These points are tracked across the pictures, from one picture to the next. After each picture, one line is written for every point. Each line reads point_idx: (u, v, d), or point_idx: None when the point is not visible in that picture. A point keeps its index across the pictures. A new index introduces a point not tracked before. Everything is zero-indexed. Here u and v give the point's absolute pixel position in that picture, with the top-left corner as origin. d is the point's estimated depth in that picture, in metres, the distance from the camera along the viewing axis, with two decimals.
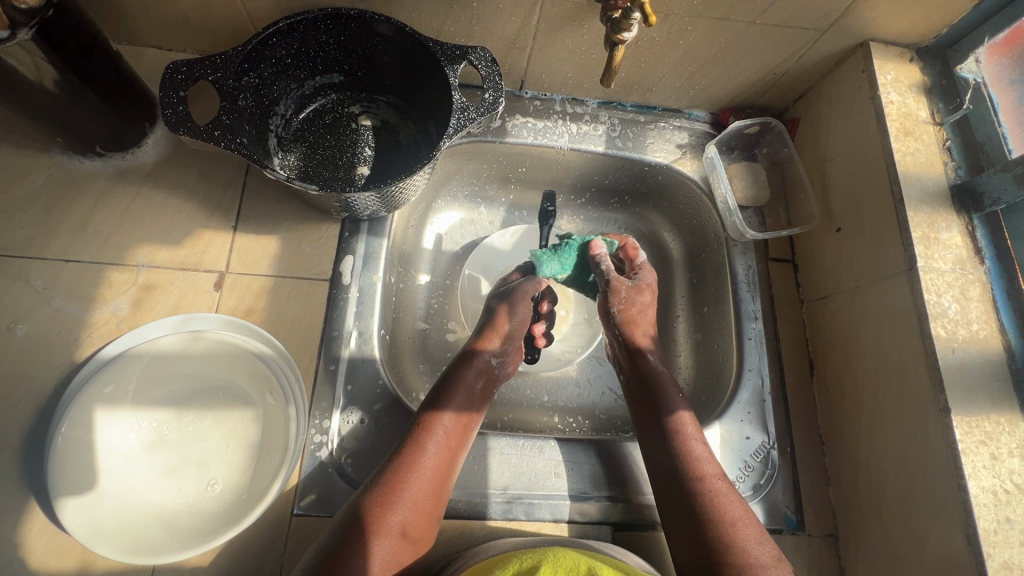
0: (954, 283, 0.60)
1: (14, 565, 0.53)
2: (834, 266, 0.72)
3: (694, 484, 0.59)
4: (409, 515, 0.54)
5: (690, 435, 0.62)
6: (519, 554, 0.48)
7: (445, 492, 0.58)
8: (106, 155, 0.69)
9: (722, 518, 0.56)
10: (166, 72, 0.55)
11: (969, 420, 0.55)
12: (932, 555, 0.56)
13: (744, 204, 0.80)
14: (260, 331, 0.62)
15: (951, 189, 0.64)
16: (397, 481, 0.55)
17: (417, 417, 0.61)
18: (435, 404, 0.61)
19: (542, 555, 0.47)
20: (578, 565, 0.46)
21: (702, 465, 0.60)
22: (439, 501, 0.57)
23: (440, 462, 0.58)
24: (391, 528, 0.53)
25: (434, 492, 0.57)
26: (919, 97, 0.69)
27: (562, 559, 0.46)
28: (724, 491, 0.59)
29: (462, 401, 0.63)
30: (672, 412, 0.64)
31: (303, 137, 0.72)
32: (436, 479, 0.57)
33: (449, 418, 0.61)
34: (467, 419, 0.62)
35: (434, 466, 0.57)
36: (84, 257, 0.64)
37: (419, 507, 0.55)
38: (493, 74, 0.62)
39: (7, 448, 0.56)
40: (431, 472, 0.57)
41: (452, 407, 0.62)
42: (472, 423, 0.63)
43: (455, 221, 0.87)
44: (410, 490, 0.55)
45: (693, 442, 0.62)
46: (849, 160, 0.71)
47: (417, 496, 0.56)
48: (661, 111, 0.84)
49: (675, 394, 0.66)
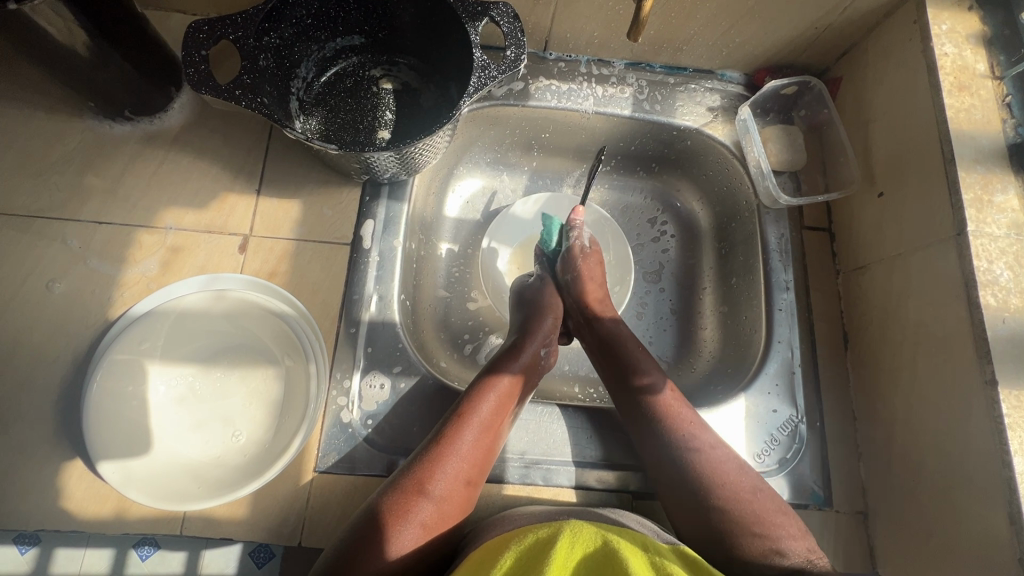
0: (1008, 249, 0.56)
1: (54, 508, 0.56)
2: (874, 233, 0.69)
3: (699, 469, 0.57)
4: (446, 481, 0.53)
5: (676, 415, 0.61)
6: (534, 529, 0.46)
7: (482, 465, 0.57)
8: (135, 119, 0.70)
9: (757, 523, 0.54)
10: (189, 30, 0.55)
11: (1018, 394, 0.51)
12: (970, 533, 0.53)
13: (778, 169, 0.77)
14: (282, 292, 0.65)
15: (1009, 148, 0.59)
16: (442, 450, 0.55)
17: (467, 389, 0.61)
18: (492, 372, 0.62)
19: (558, 531, 0.44)
20: (596, 539, 0.43)
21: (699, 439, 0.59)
22: (477, 475, 0.56)
23: (482, 436, 0.57)
24: (437, 493, 0.53)
25: (475, 464, 0.56)
26: (977, 49, 0.63)
27: (580, 533, 0.44)
28: (733, 471, 0.57)
29: (517, 369, 0.63)
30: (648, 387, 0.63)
31: (324, 101, 0.72)
32: (481, 448, 0.56)
33: (504, 384, 0.60)
34: (518, 390, 0.62)
35: (479, 436, 0.56)
36: (115, 219, 0.66)
37: (463, 474, 0.54)
38: (514, 31, 0.60)
39: (46, 398, 0.59)
40: (477, 444, 0.56)
41: (506, 378, 0.61)
42: (521, 392, 0.63)
43: (477, 188, 0.85)
44: (451, 454, 0.55)
45: (686, 421, 0.61)
46: (895, 120, 0.67)
47: (461, 462, 0.55)
48: (692, 72, 0.80)
49: (652, 367, 0.65)
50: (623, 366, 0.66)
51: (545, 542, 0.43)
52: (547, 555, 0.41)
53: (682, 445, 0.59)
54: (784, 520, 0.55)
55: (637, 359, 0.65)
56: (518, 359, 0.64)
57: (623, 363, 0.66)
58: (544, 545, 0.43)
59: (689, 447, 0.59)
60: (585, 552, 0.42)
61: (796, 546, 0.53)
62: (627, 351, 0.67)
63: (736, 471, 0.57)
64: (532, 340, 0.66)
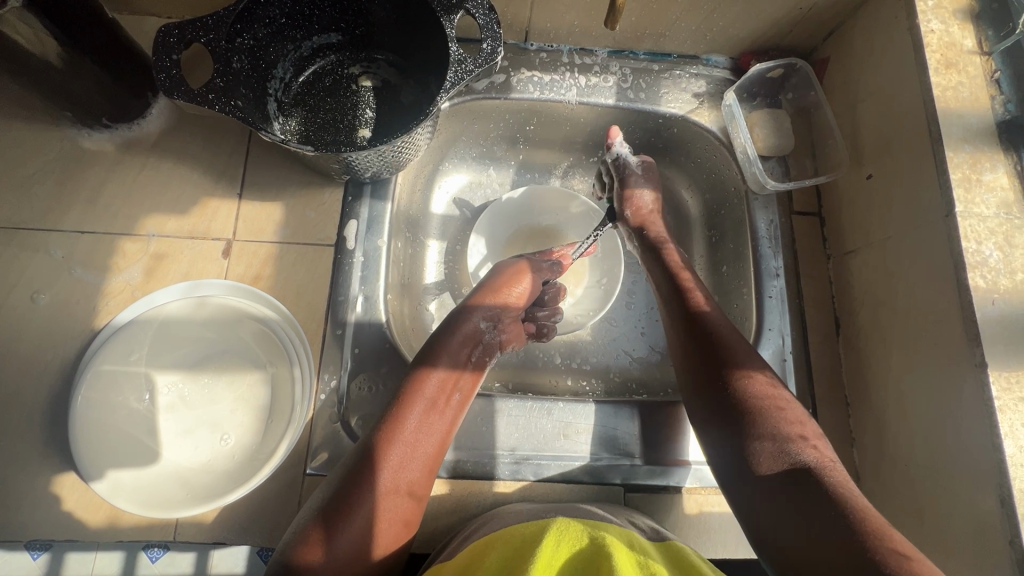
0: (998, 229, 0.54)
1: (50, 518, 0.56)
2: (864, 216, 0.68)
3: (761, 438, 0.52)
4: (415, 475, 0.54)
5: (761, 389, 0.55)
6: (523, 525, 0.46)
7: (440, 452, 0.57)
8: (113, 126, 0.69)
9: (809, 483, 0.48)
10: (158, 35, 0.53)
11: (1008, 376, 0.51)
12: (963, 518, 0.52)
13: (766, 154, 0.75)
14: (265, 296, 0.64)
15: (997, 126, 0.58)
16: (387, 445, 0.53)
17: (405, 377, 0.59)
18: (424, 362, 0.60)
19: (546, 525, 0.44)
20: (582, 538, 0.43)
21: (784, 418, 0.53)
22: (437, 461, 0.56)
23: (434, 426, 0.57)
24: (399, 488, 0.52)
25: (432, 451, 0.56)
26: (965, 24, 0.61)
27: (566, 530, 0.44)
28: (787, 432, 0.52)
29: (450, 361, 0.60)
30: (731, 358, 0.58)
31: (303, 101, 0.71)
32: (428, 435, 0.56)
33: (439, 371, 0.59)
34: (455, 377, 0.60)
35: (424, 427, 0.56)
36: (98, 228, 0.66)
37: (421, 463, 0.55)
38: (490, 22, 0.58)
39: (35, 409, 0.59)
40: (418, 436, 0.55)
41: (439, 366, 0.60)
42: (460, 380, 0.61)
43: (464, 183, 0.84)
44: (409, 450, 0.54)
45: (771, 399, 0.55)
46: (882, 100, 0.65)
47: (418, 452, 0.55)
48: (677, 58, 0.78)
49: (735, 343, 0.60)
50: (706, 337, 0.61)
51: (530, 542, 0.43)
52: (533, 551, 0.41)
53: (758, 410, 0.54)
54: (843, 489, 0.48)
55: (721, 334, 0.60)
56: (458, 331, 0.63)
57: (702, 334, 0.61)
58: (532, 541, 0.43)
59: (761, 423, 0.53)
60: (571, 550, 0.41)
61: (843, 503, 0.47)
62: (714, 325, 0.61)
63: (800, 435, 0.52)
64: (475, 312, 0.65)
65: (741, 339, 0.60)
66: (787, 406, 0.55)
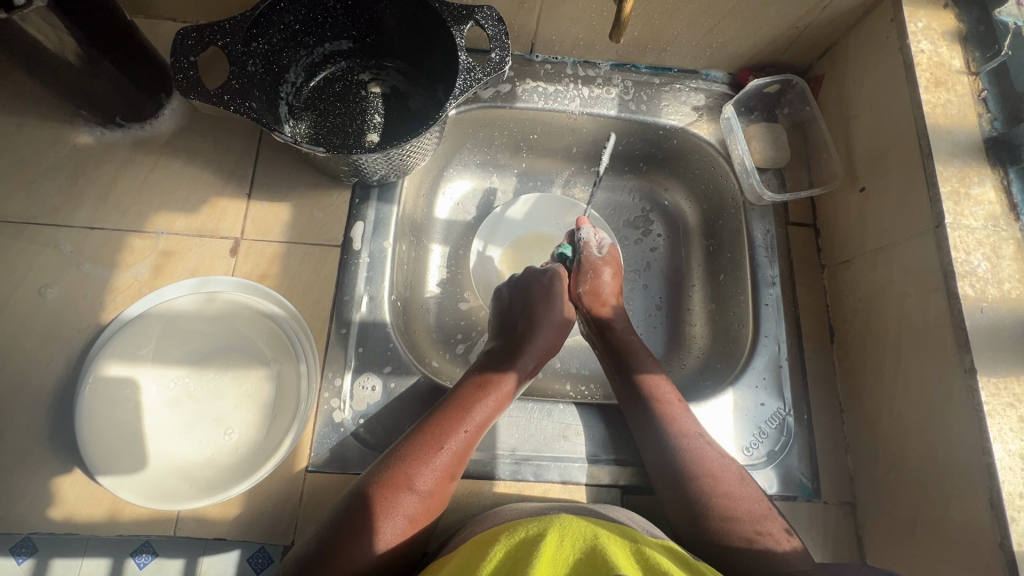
0: (986, 241, 0.57)
1: (51, 511, 0.56)
2: (857, 227, 0.70)
3: (673, 457, 0.60)
4: (433, 475, 0.54)
5: (665, 402, 0.64)
6: (525, 522, 0.46)
7: (468, 458, 0.58)
8: (126, 125, 0.70)
9: (720, 499, 0.56)
10: (177, 37, 0.55)
11: (997, 382, 0.52)
12: (955, 523, 0.53)
13: (763, 166, 0.78)
14: (273, 293, 0.65)
15: (985, 142, 0.60)
16: (427, 446, 0.55)
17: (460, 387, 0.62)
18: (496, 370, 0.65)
19: (550, 523, 0.44)
20: (585, 535, 0.43)
21: (685, 429, 0.61)
22: (461, 466, 0.57)
23: (473, 432, 0.58)
24: (417, 486, 0.53)
25: (461, 456, 0.57)
26: (953, 45, 0.64)
27: (569, 528, 0.44)
28: (691, 445, 0.60)
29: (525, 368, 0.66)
30: (644, 378, 0.66)
31: (314, 105, 0.73)
32: (470, 441, 0.58)
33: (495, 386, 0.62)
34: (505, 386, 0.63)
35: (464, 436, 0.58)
36: (108, 224, 0.67)
37: (446, 466, 0.56)
38: (499, 33, 0.60)
39: (39, 402, 0.59)
40: (467, 441, 0.57)
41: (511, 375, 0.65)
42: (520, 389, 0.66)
43: (467, 190, 0.86)
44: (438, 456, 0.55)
45: (675, 416, 0.63)
46: (875, 116, 0.68)
47: (453, 456, 0.56)
48: (677, 72, 0.81)
49: (647, 361, 0.68)
50: (622, 358, 0.69)
51: (534, 537, 0.43)
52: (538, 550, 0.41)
53: (662, 427, 0.62)
54: (739, 500, 0.56)
55: (635, 351, 0.69)
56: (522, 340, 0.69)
57: (618, 346, 0.71)
58: (535, 538, 0.43)
59: (671, 441, 0.60)
60: (574, 545, 0.42)
61: (753, 526, 0.54)
62: (631, 348, 0.70)
63: (698, 449, 0.60)
64: (542, 322, 0.70)
65: (650, 355, 0.70)
66: (686, 416, 0.63)
